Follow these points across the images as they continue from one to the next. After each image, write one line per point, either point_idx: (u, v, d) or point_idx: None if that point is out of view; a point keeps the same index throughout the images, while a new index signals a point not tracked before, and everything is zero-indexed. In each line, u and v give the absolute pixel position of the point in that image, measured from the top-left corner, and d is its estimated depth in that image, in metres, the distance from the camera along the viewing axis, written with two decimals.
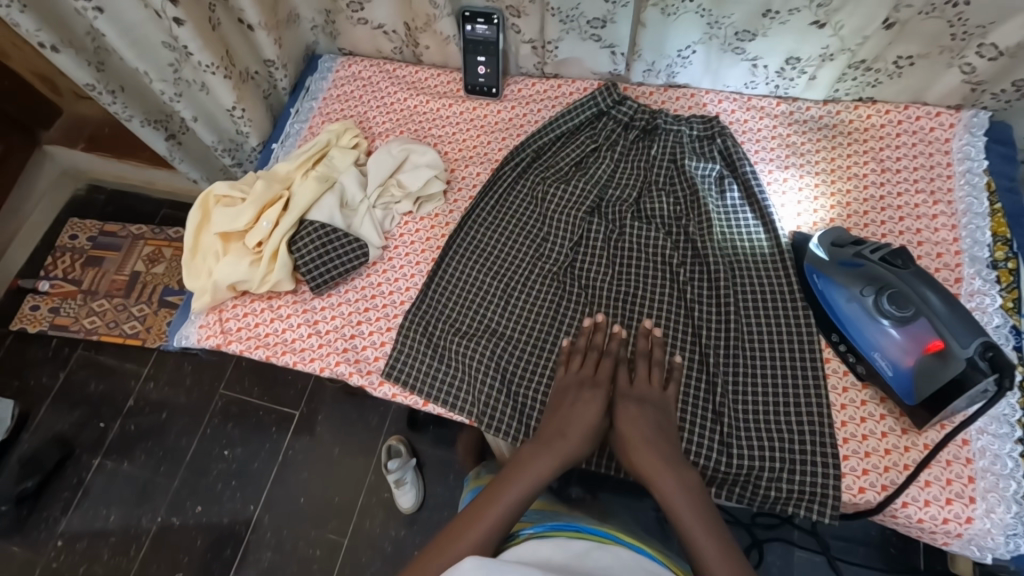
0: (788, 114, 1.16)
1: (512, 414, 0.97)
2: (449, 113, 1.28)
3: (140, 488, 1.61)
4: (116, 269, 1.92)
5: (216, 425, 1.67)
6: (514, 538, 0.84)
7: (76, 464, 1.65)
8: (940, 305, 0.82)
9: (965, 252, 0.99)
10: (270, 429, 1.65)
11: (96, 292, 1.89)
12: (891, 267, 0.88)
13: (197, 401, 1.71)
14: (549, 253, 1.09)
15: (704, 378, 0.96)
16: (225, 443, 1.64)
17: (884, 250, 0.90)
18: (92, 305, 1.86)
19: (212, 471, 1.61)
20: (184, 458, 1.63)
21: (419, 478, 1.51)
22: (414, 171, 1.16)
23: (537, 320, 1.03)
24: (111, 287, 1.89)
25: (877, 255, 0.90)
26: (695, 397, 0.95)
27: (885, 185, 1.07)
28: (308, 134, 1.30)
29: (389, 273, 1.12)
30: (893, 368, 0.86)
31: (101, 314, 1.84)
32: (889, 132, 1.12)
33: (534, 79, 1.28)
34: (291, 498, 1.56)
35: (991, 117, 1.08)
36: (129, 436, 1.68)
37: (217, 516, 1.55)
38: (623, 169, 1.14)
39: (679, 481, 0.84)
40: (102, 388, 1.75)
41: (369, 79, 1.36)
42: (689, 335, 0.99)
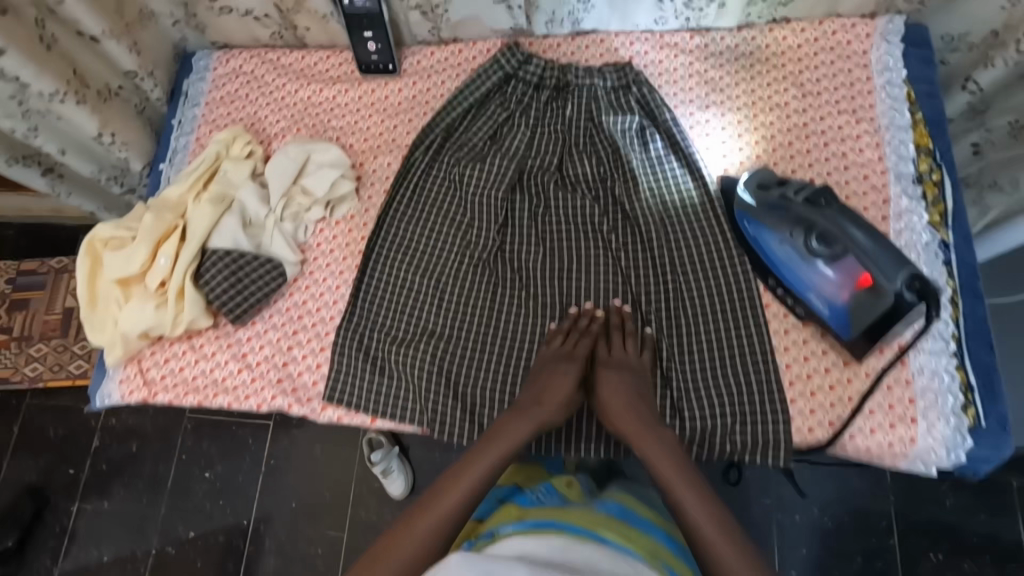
0: (703, 47, 1.09)
1: (463, 414, 0.95)
2: (348, 100, 1.17)
3: (130, 522, 1.56)
4: (45, 308, 1.75)
5: (191, 448, 1.61)
6: (493, 534, 0.87)
7: (55, 512, 1.59)
8: (860, 237, 0.82)
9: (891, 171, 0.97)
10: (246, 441, 1.60)
11: (30, 336, 1.72)
12: (817, 207, 0.85)
13: (164, 430, 1.64)
14: (476, 239, 1.03)
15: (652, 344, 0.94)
16: (205, 464, 1.59)
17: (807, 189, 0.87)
18: (29, 352, 1.70)
19: (197, 493, 1.57)
20: (166, 485, 1.58)
21: (405, 463, 1.48)
22: (318, 172, 1.07)
23: (476, 313, 0.99)
24: (44, 329, 1.72)
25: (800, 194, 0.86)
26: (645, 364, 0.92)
27: (808, 110, 1.03)
28: (197, 147, 1.18)
29: (313, 288, 1.05)
30: (830, 306, 0.86)
31: (42, 357, 1.69)
32: (806, 52, 1.06)
33: (431, 47, 1.17)
34: (282, 504, 1.54)
35: (906, 21, 1.03)
36: (103, 474, 1.61)
37: (213, 535, 1.53)
38: (541, 135, 1.07)
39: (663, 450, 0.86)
40: (62, 433, 1.66)
41: (252, 73, 1.22)
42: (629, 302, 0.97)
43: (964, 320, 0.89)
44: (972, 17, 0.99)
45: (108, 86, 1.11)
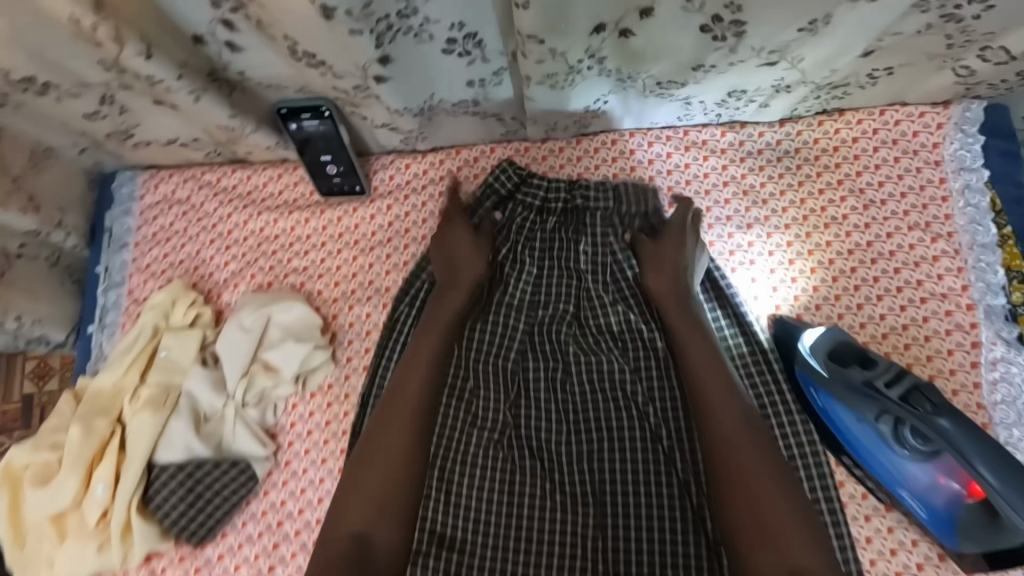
0: (738, 144, 0.90)
1: None
2: (309, 232, 0.96)
3: None
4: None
5: None
6: None
7: None
8: (951, 432, 0.64)
9: (979, 305, 0.80)
10: None
11: None
12: (913, 405, 0.67)
13: None
14: (483, 414, 0.85)
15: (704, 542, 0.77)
16: None
17: (899, 378, 0.69)
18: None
19: None
20: None
21: None
22: (282, 343, 0.87)
23: (489, 513, 0.82)
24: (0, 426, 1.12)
25: (895, 389, 0.69)
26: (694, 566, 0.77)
27: (870, 226, 0.85)
28: (131, 302, 0.96)
29: (291, 484, 0.87)
30: (925, 508, 0.71)
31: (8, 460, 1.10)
32: (865, 148, 0.87)
33: (405, 157, 0.95)
34: None
35: (984, 105, 0.85)
36: None
37: None
38: (550, 274, 0.88)
39: (769, 468, 0.68)
40: None
41: (189, 200, 0.99)
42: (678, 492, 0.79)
43: None
44: None
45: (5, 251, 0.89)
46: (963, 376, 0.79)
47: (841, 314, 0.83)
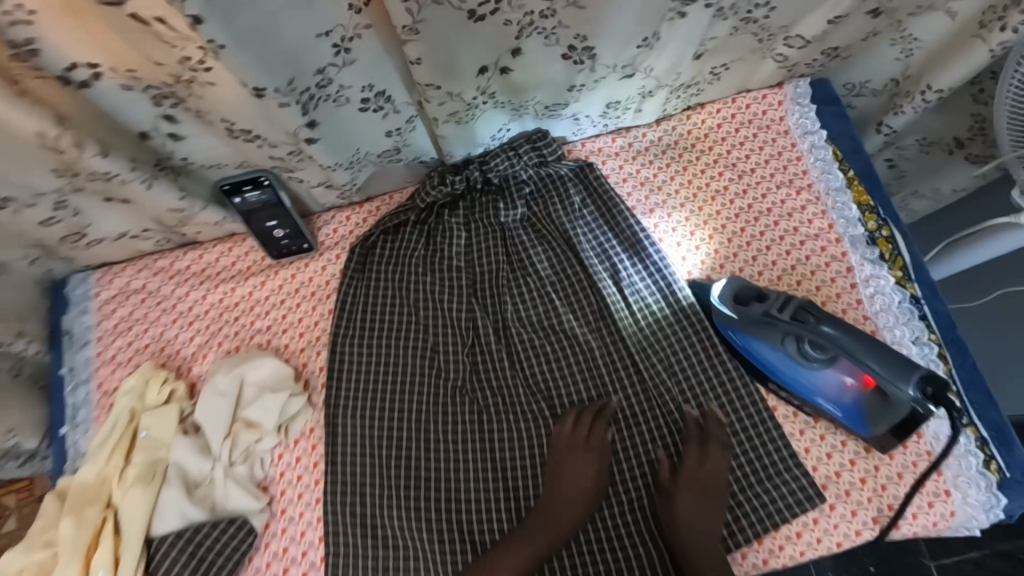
0: (628, 147, 1.06)
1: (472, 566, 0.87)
2: (267, 293, 1.03)
3: None
4: None
5: None
6: None
7: None
8: (833, 334, 0.81)
9: (844, 237, 0.97)
10: None
11: None
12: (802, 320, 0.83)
13: None
14: (443, 370, 0.96)
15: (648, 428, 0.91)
16: None
17: (788, 303, 0.85)
18: None
19: None
20: None
21: None
22: (260, 397, 0.92)
23: (459, 449, 0.92)
24: None
25: (785, 311, 0.84)
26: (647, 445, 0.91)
27: (747, 192, 1.02)
28: (102, 396, 0.99)
29: (291, 530, 0.91)
30: (840, 408, 0.83)
31: None
32: (728, 131, 1.05)
33: (345, 210, 1.06)
34: None
35: (810, 82, 1.04)
36: None
37: None
38: (480, 240, 1.01)
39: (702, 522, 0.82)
40: None
41: (145, 288, 1.05)
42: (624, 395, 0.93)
43: (959, 372, 0.90)
44: (870, 69, 1.00)
45: None
46: (848, 297, 0.94)
47: (741, 267, 0.98)
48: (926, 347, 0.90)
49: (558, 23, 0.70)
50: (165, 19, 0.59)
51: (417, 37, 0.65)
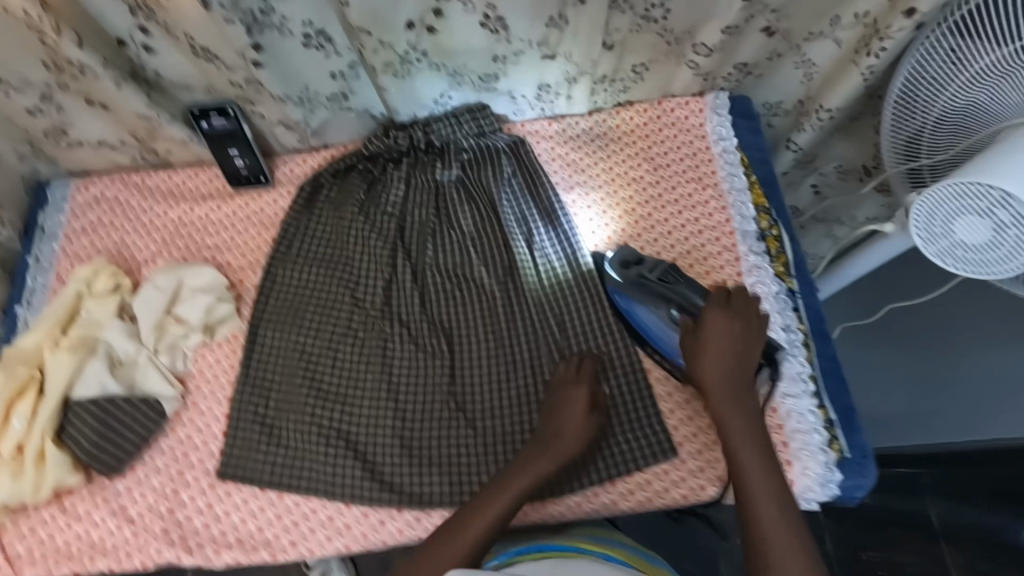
0: (561, 131, 1.18)
1: (355, 475, 0.94)
2: (221, 216, 1.15)
3: None
4: None
5: None
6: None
7: None
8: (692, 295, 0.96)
9: (738, 230, 1.07)
10: None
11: None
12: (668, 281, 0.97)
13: None
14: (363, 298, 1.06)
15: (537, 373, 1.00)
16: None
17: (659, 267, 0.99)
18: None
19: None
20: None
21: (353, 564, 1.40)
22: (192, 297, 1.03)
23: (365, 370, 1.02)
24: None
25: (656, 273, 0.98)
26: (534, 388, 0.99)
27: (660, 183, 1.13)
28: (57, 283, 1.10)
29: (198, 420, 1.00)
30: None
31: None
32: (652, 128, 1.17)
33: (302, 154, 1.18)
34: None
35: (730, 95, 1.16)
36: None
37: None
38: (415, 192, 1.13)
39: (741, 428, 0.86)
40: None
41: (115, 198, 1.17)
42: (520, 342, 1.02)
43: (820, 360, 0.99)
44: (780, 88, 1.12)
45: None
46: (732, 283, 1.04)
47: (643, 246, 1.09)
48: (793, 334, 0.98)
49: None
50: None
51: None
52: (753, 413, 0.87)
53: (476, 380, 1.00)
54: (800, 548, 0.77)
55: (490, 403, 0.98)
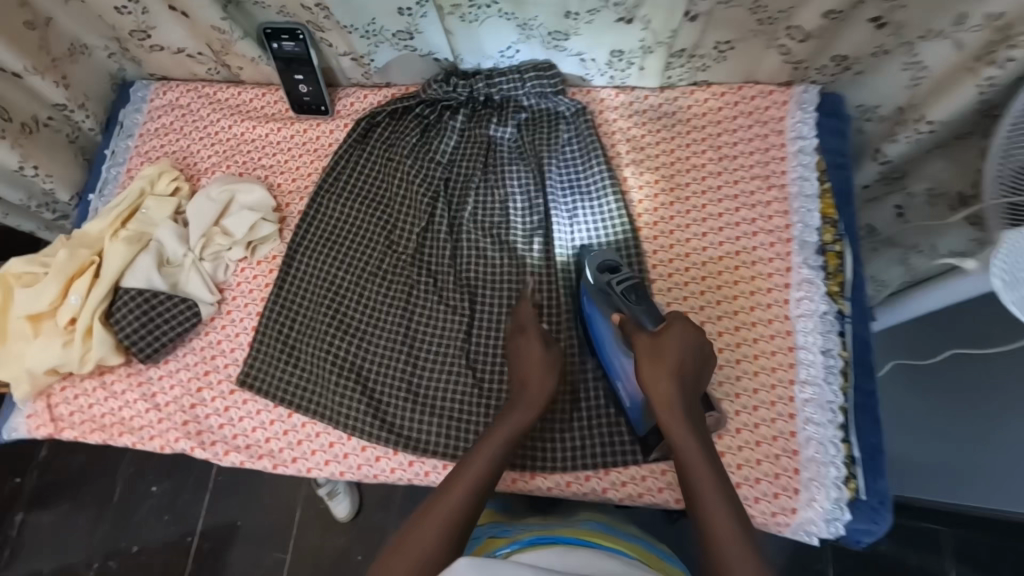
0: (628, 104, 1.11)
1: (360, 409, 0.98)
2: (280, 139, 1.18)
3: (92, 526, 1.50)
4: None
5: (138, 463, 1.55)
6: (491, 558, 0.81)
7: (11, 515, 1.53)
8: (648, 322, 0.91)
9: (796, 239, 1.00)
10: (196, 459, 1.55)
11: None
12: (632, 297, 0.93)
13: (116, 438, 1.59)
14: (397, 242, 1.08)
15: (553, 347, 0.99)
16: (151, 479, 1.54)
17: (628, 282, 0.95)
18: None
19: (143, 509, 1.52)
20: (112, 498, 1.53)
21: (354, 486, 1.47)
22: (239, 213, 1.08)
23: (387, 311, 1.04)
24: None
25: (622, 285, 0.94)
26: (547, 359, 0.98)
27: (722, 175, 1.06)
28: (127, 179, 1.18)
29: (229, 328, 1.06)
30: (631, 399, 0.91)
31: None
32: (725, 115, 1.08)
33: (365, 89, 1.18)
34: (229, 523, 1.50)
35: (820, 91, 1.06)
36: (79, 467, 1.56)
37: (165, 534, 1.49)
38: (466, 144, 1.12)
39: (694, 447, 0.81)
40: None
41: (188, 106, 1.23)
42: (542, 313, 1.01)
43: (855, 393, 0.92)
44: (879, 90, 1.00)
45: (35, 118, 1.13)
46: (776, 294, 0.97)
47: (689, 239, 1.04)
48: (832, 359, 0.92)
49: None
50: None
51: None
52: (702, 440, 0.82)
53: (491, 342, 1.00)
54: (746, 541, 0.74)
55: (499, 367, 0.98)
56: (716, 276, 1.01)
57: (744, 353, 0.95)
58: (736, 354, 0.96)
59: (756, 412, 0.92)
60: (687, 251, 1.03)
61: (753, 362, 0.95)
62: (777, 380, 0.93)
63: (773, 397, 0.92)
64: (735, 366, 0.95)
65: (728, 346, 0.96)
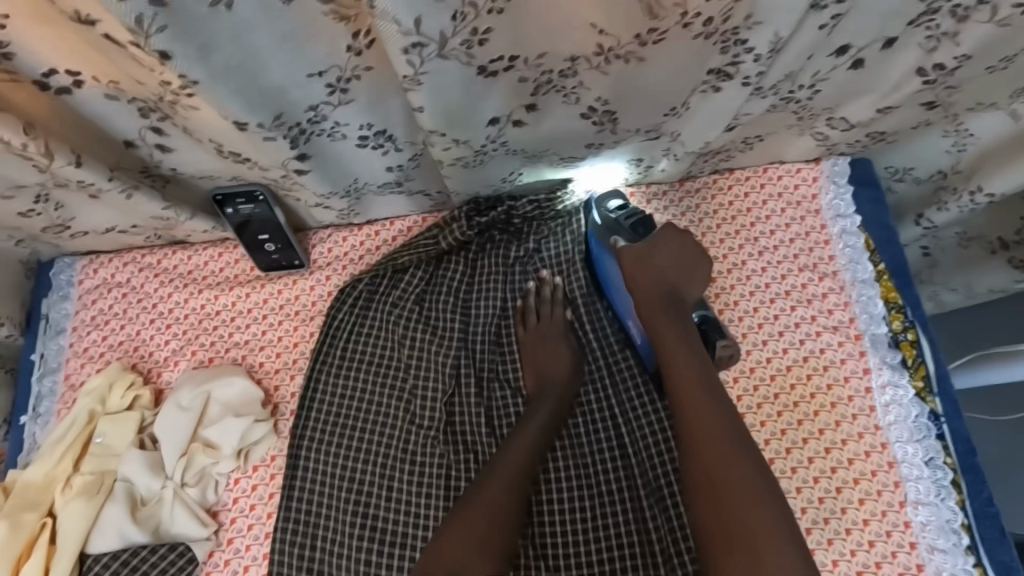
0: (645, 204, 1.00)
1: None
2: (251, 306, 0.98)
3: None
4: None
5: None
6: None
7: None
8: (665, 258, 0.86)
9: (865, 335, 0.90)
10: None
11: None
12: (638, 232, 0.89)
13: None
14: (418, 410, 0.91)
15: (632, 511, 0.85)
16: None
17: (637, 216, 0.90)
18: None
19: None
20: None
21: None
22: (221, 418, 0.88)
23: (422, 505, 0.86)
24: None
25: (630, 220, 0.89)
26: (628, 529, 0.85)
27: (766, 269, 0.94)
28: (68, 389, 0.96)
29: (234, 563, 0.86)
30: (641, 336, 0.88)
31: None
32: (755, 200, 0.97)
33: (342, 231, 1.00)
34: None
35: (851, 160, 0.96)
36: None
37: None
38: (477, 282, 0.96)
39: (697, 377, 0.76)
40: None
41: (128, 283, 1.01)
42: (608, 472, 0.87)
43: (972, 503, 0.83)
44: (920, 155, 0.91)
45: None
46: (859, 401, 0.87)
47: (749, 350, 0.92)
48: (938, 471, 0.83)
49: (578, 83, 0.66)
50: (112, 34, 0.54)
51: (419, 88, 0.60)
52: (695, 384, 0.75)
53: (558, 516, 0.86)
54: (772, 504, 0.66)
55: (574, 547, 0.85)
56: (789, 391, 0.89)
57: (842, 479, 0.84)
58: (835, 482, 0.84)
59: (873, 547, 0.81)
60: (751, 366, 0.91)
61: (854, 488, 0.83)
62: (886, 505, 0.82)
63: (888, 526, 0.81)
64: (836, 496, 0.83)
65: (823, 473, 0.85)
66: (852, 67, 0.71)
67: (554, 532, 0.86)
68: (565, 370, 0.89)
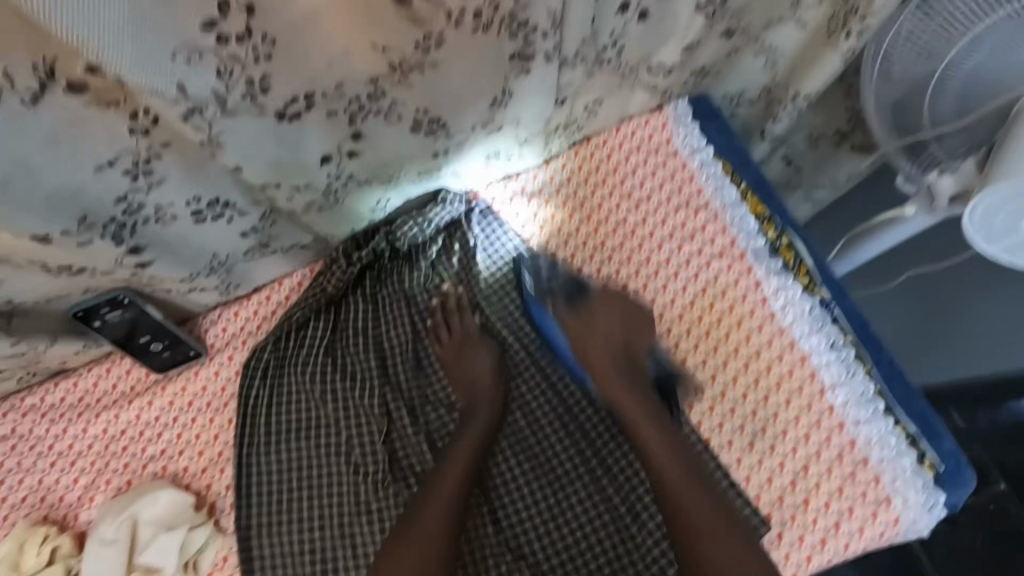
0: (521, 192, 1.03)
1: None
2: (157, 413, 0.93)
3: None
4: None
5: None
6: None
7: None
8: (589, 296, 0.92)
9: (748, 251, 0.93)
10: None
11: None
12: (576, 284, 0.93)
13: None
14: (361, 459, 0.88)
15: (593, 485, 0.87)
16: None
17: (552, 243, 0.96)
18: None
19: None
20: None
21: None
22: (156, 538, 0.83)
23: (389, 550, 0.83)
24: None
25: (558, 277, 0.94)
26: (594, 500, 0.86)
27: (646, 219, 0.98)
28: None
29: None
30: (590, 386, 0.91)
31: None
32: (618, 159, 1.01)
33: (231, 306, 0.96)
34: None
35: (687, 99, 1.00)
36: None
37: None
38: (383, 315, 0.95)
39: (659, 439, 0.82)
40: None
41: (13, 432, 0.92)
42: (560, 454, 0.89)
43: (880, 370, 0.89)
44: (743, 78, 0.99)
45: None
46: (760, 312, 0.91)
47: (652, 298, 0.96)
48: (842, 351, 0.88)
49: (393, 101, 0.70)
50: None
51: None
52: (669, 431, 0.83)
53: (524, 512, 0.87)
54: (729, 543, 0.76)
55: (547, 537, 0.86)
56: (698, 324, 0.94)
57: (767, 388, 0.89)
58: (761, 393, 0.89)
59: (809, 440, 0.86)
60: (659, 312, 0.96)
61: (779, 392, 0.89)
62: (810, 397, 0.87)
63: (817, 416, 0.87)
64: (766, 405, 0.89)
65: (749, 388, 0.90)
66: (641, 19, 0.77)
67: (526, 529, 0.86)
68: (489, 374, 0.89)
